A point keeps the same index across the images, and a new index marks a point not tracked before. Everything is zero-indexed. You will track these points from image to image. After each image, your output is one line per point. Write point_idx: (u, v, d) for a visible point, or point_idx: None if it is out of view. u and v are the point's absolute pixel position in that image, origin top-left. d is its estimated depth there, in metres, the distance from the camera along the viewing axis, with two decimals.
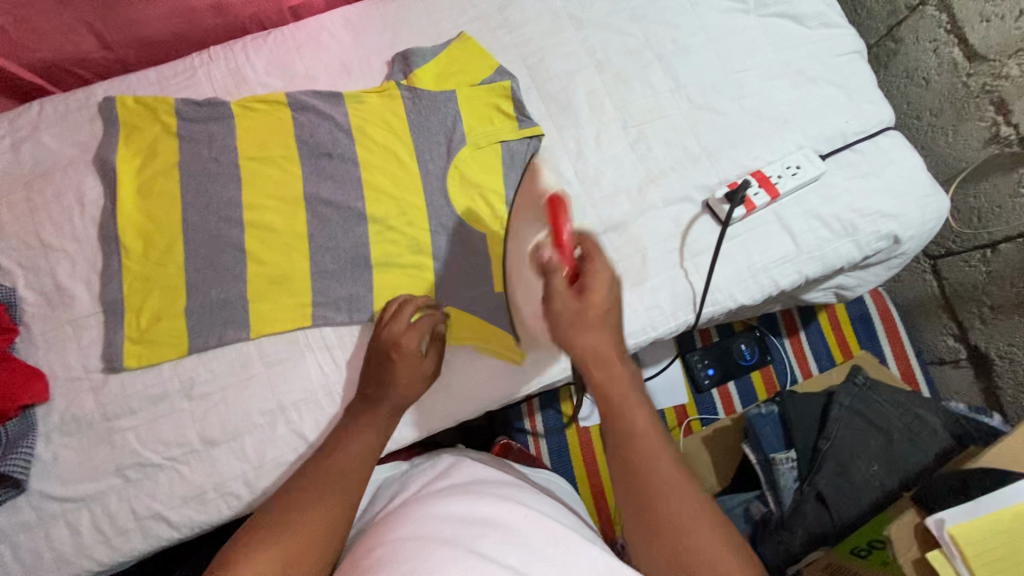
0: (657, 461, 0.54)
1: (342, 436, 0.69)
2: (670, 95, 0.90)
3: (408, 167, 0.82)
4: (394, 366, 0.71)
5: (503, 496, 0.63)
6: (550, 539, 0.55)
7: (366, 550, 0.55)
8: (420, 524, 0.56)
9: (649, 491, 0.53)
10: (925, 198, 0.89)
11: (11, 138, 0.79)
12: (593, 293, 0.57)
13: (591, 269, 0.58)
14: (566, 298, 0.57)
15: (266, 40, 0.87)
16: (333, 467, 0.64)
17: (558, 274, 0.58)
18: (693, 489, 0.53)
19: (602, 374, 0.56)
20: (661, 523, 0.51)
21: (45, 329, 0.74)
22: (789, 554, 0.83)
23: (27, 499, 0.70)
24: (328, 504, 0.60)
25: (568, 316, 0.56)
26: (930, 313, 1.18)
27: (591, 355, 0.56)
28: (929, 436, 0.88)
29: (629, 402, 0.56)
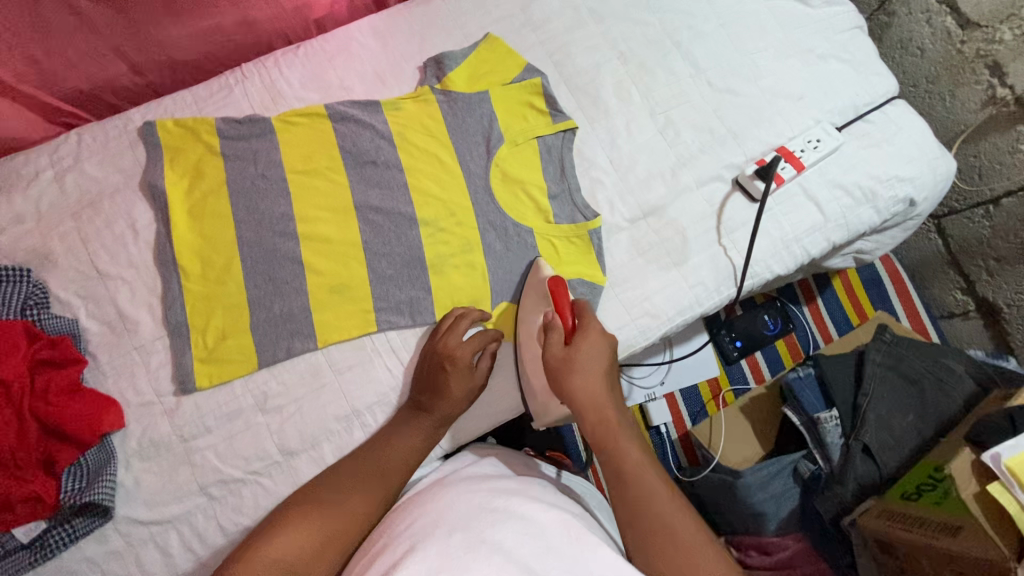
0: (650, 494, 0.62)
1: (393, 435, 0.75)
2: (691, 80, 0.94)
3: (451, 169, 0.84)
4: (448, 378, 0.75)
5: (541, 494, 0.65)
6: (572, 538, 0.55)
7: (406, 525, 0.60)
8: (453, 505, 0.60)
9: (648, 523, 0.60)
10: (935, 161, 0.94)
11: (54, 170, 0.80)
12: (577, 348, 0.70)
13: (582, 330, 0.71)
14: (558, 351, 0.70)
15: (297, 54, 0.89)
16: (380, 464, 0.73)
17: (555, 334, 0.71)
18: (685, 519, 0.60)
19: (593, 420, 0.67)
20: (660, 544, 0.58)
21: (112, 357, 0.75)
22: (843, 505, 0.90)
23: (114, 526, 0.71)
24: (364, 498, 0.69)
25: (559, 364, 0.70)
26: (938, 270, 1.24)
27: (582, 397, 0.68)
28: (956, 383, 0.94)
29: (620, 441, 0.66)
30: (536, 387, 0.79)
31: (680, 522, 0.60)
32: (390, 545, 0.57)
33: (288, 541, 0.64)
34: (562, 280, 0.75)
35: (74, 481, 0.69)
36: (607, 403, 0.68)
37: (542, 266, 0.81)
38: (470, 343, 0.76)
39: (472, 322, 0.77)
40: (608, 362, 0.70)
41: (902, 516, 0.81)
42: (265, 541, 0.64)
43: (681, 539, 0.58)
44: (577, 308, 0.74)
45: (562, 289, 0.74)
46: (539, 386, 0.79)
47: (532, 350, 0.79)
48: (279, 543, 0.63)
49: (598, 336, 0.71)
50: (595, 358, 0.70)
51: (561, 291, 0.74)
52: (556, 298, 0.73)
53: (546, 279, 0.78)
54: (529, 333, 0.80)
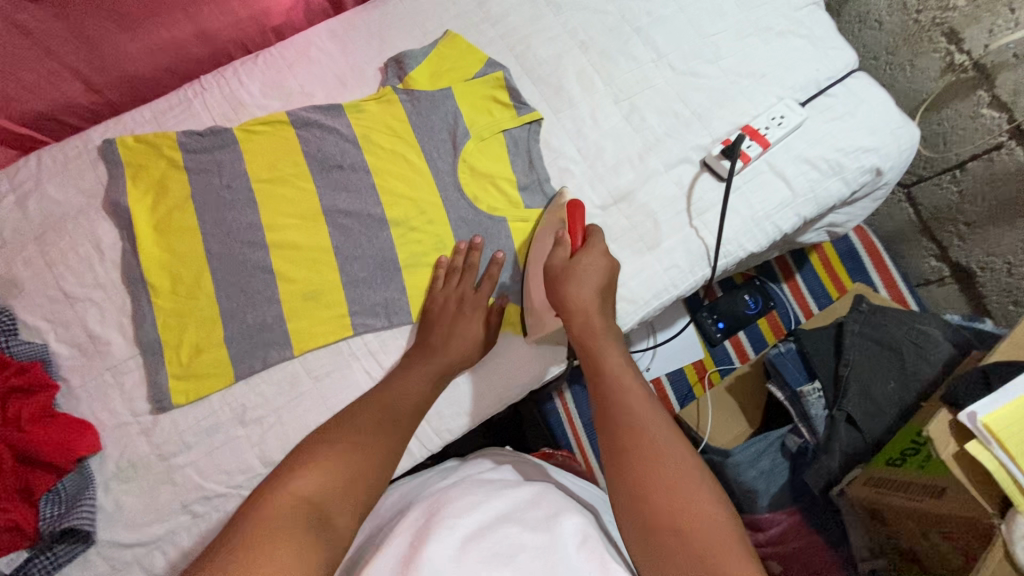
0: (633, 406, 0.60)
1: (400, 381, 0.73)
2: (653, 65, 0.94)
3: (419, 168, 0.84)
4: (465, 322, 0.77)
5: (563, 501, 0.62)
6: (588, 560, 0.52)
7: (419, 518, 0.59)
8: (470, 509, 0.58)
9: (624, 419, 0.59)
10: (898, 130, 0.95)
11: (14, 195, 0.79)
12: (578, 259, 0.71)
13: (587, 248, 0.72)
14: (559, 262, 0.72)
15: (255, 63, 0.88)
16: (395, 406, 0.69)
17: (561, 248, 0.74)
18: (661, 425, 0.58)
19: (580, 328, 0.69)
20: (630, 435, 0.57)
21: (85, 380, 0.74)
22: (830, 478, 0.90)
23: (97, 550, 0.70)
24: (384, 438, 0.64)
25: (559, 272, 0.71)
26: (911, 239, 1.25)
27: (572, 303, 0.69)
28: (934, 348, 0.95)
29: (606, 352, 0.66)
30: (536, 299, 0.79)
31: (653, 426, 0.58)
32: (400, 538, 0.57)
33: (306, 481, 0.56)
34: (579, 205, 0.76)
35: (52, 507, 0.67)
36: (597, 313, 0.69)
37: (563, 194, 0.83)
38: (482, 288, 0.80)
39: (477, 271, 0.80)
40: (605, 278, 0.71)
41: (888, 482, 0.82)
42: (286, 482, 0.56)
43: (654, 454, 0.55)
44: (589, 231, 0.75)
45: (579, 213, 0.75)
46: (540, 301, 0.79)
47: (537, 264, 0.79)
48: (304, 480, 0.56)
49: (600, 257, 0.71)
50: (594, 272, 0.70)
51: (576, 213, 0.75)
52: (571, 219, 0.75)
53: (564, 206, 0.79)
54: (537, 258, 0.80)
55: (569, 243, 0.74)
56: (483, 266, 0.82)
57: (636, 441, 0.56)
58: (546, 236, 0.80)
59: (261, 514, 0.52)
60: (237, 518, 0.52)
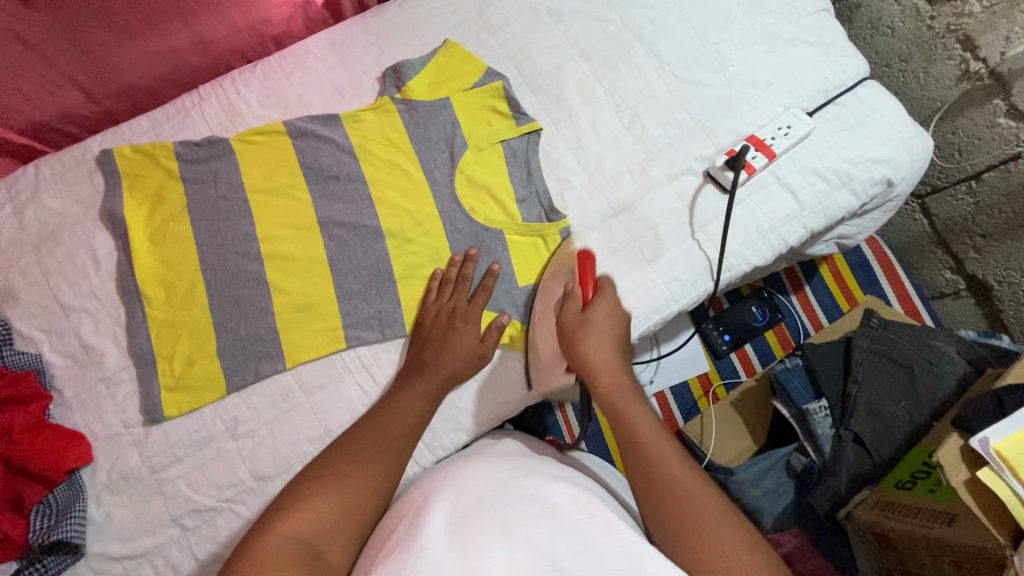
0: (661, 452, 0.63)
1: (395, 400, 0.73)
2: (656, 74, 0.92)
3: (415, 179, 0.83)
4: (457, 335, 0.75)
5: (562, 473, 0.64)
6: (591, 521, 0.54)
7: (422, 497, 0.61)
8: (470, 486, 0.59)
9: (657, 477, 0.61)
10: (910, 140, 0.92)
11: (12, 205, 0.79)
12: (593, 310, 0.72)
13: (600, 297, 0.74)
14: (573, 314, 0.73)
15: (253, 72, 0.88)
16: (389, 428, 0.69)
17: (573, 300, 0.74)
18: (690, 474, 0.61)
19: (604, 378, 0.69)
20: (665, 494, 0.59)
21: (78, 391, 0.73)
22: (837, 496, 0.88)
23: (87, 563, 0.69)
24: (376, 468, 0.64)
25: (574, 329, 0.72)
26: (925, 250, 1.22)
27: (592, 358, 0.69)
28: (948, 366, 0.92)
29: (631, 403, 0.67)
30: (544, 351, 0.79)
31: (684, 477, 0.60)
32: (404, 519, 0.58)
33: (299, 518, 0.58)
34: (590, 256, 0.75)
35: (42, 519, 0.67)
36: (618, 366, 0.70)
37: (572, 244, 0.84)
38: (476, 300, 0.78)
39: (470, 283, 0.79)
40: (620, 330, 0.73)
41: (897, 506, 0.79)
42: (278, 520, 0.58)
43: (698, 512, 0.57)
44: (600, 282, 0.75)
45: (590, 263, 0.74)
46: (547, 353, 0.79)
47: (546, 316, 0.79)
48: (295, 519, 0.58)
49: (613, 304, 0.73)
50: (609, 325, 0.72)
51: (587, 263, 0.74)
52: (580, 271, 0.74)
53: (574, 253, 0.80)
54: (543, 307, 0.79)
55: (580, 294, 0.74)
56: (478, 278, 0.81)
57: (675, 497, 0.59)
58: (554, 285, 0.80)
59: (253, 552, 0.55)
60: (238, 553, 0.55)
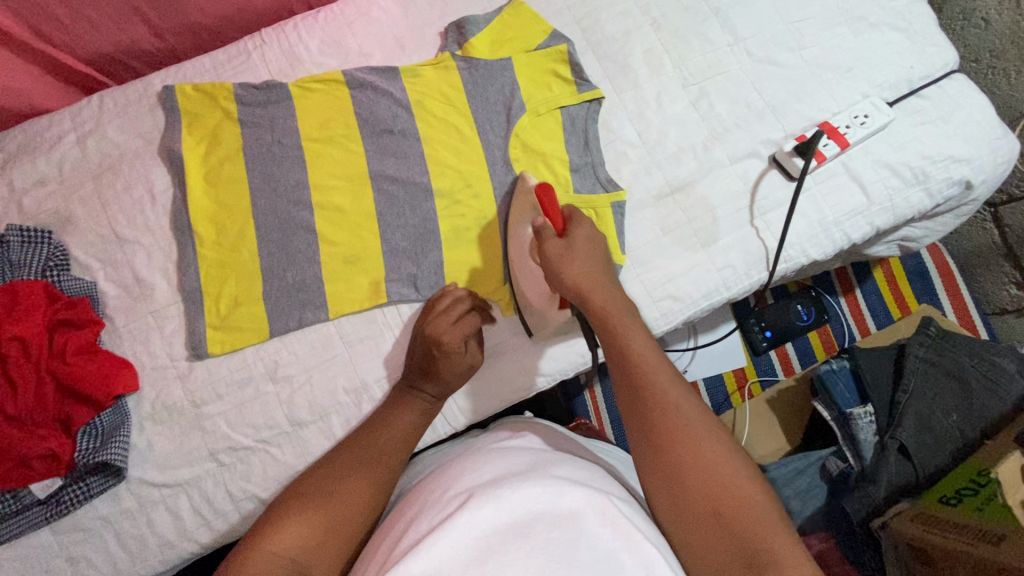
0: (654, 367, 0.58)
1: (392, 415, 0.72)
2: (729, 49, 0.88)
3: (469, 140, 0.81)
4: (437, 362, 0.72)
5: (578, 474, 0.57)
6: (609, 527, 0.49)
7: (436, 492, 0.56)
8: (482, 479, 0.55)
9: (647, 385, 0.57)
10: (996, 141, 0.86)
11: (76, 134, 0.80)
12: (573, 233, 0.67)
13: (576, 224, 0.68)
14: (553, 240, 0.67)
15: (316, 18, 0.86)
16: (379, 442, 0.68)
17: (545, 232, 0.68)
18: (679, 390, 0.57)
19: (602, 299, 0.64)
20: (648, 403, 0.56)
21: (128, 320, 0.75)
22: (874, 506, 0.86)
23: (127, 486, 0.72)
24: (365, 483, 0.63)
25: (555, 256, 0.66)
26: (991, 262, 1.15)
27: (575, 282, 0.65)
28: (1006, 383, 0.86)
29: (627, 328, 0.62)
30: (533, 297, 0.75)
31: (676, 399, 0.56)
32: (416, 516, 0.53)
33: (289, 532, 0.56)
34: (550, 187, 0.68)
35: (89, 440, 0.69)
36: (608, 283, 0.66)
37: (526, 179, 0.77)
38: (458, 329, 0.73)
39: (451, 301, 0.75)
40: (601, 252, 0.68)
41: (938, 521, 0.77)
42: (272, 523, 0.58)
43: (692, 434, 0.53)
44: (568, 214, 0.69)
45: (549, 195, 0.67)
46: (535, 296, 0.75)
47: (524, 257, 0.75)
48: (283, 534, 0.56)
49: (590, 227, 0.68)
50: (592, 244, 0.67)
51: (547, 194, 0.67)
52: (544, 203, 0.68)
53: (532, 191, 0.74)
54: (519, 246, 0.75)
55: (552, 227, 0.68)
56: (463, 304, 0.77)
57: (662, 408, 0.55)
58: (524, 223, 0.75)
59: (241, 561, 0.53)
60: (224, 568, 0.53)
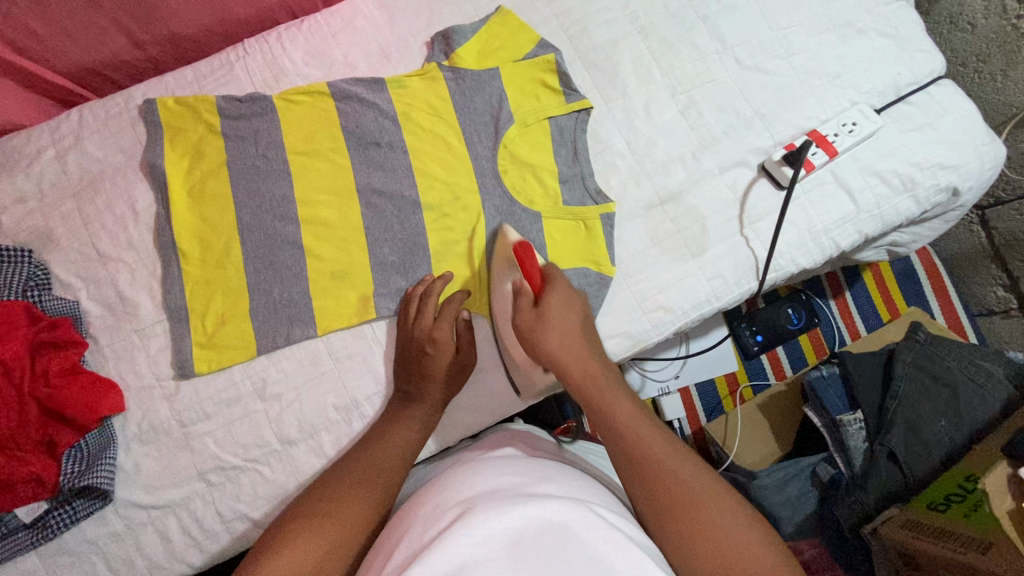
0: (644, 435, 0.58)
1: (387, 432, 0.71)
2: (717, 57, 0.87)
3: (457, 152, 0.80)
4: (430, 363, 0.72)
5: (569, 486, 0.56)
6: (600, 533, 0.47)
7: (426, 511, 0.54)
8: (470, 495, 0.53)
9: (641, 457, 0.56)
10: (983, 147, 0.86)
11: (55, 149, 0.79)
12: (548, 304, 0.67)
13: (551, 288, 0.69)
14: (525, 311, 0.68)
15: (301, 28, 0.85)
16: (377, 461, 0.67)
17: (525, 296, 0.69)
18: (676, 456, 0.57)
19: (579, 371, 0.64)
20: (647, 473, 0.55)
21: (112, 340, 0.74)
22: (864, 513, 0.85)
23: (114, 508, 0.71)
24: (363, 506, 0.61)
25: (533, 328, 0.67)
26: (979, 264, 1.15)
27: (559, 354, 0.65)
28: (991, 388, 0.87)
29: (613, 399, 0.61)
30: (519, 358, 0.75)
31: (672, 466, 0.56)
32: (407, 533, 0.52)
33: (285, 558, 0.53)
34: (529, 247, 0.70)
35: (74, 463, 0.68)
36: (587, 356, 0.65)
37: (508, 235, 0.75)
38: (443, 320, 0.73)
39: (436, 299, 0.74)
40: (580, 317, 0.69)
41: (926, 527, 0.78)
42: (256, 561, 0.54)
43: (697, 502, 0.53)
44: (546, 273, 0.71)
45: (528, 253, 0.69)
46: (520, 354, 0.75)
47: (505, 318, 0.75)
48: (275, 563, 0.53)
49: (567, 291, 0.69)
50: (569, 311, 0.68)
51: (528, 256, 0.69)
52: (522, 261, 0.69)
53: (511, 244, 0.73)
54: (502, 307, 0.75)
55: (530, 288, 0.69)
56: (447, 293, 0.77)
57: (659, 477, 0.55)
58: (504, 285, 0.75)
59: None
60: None
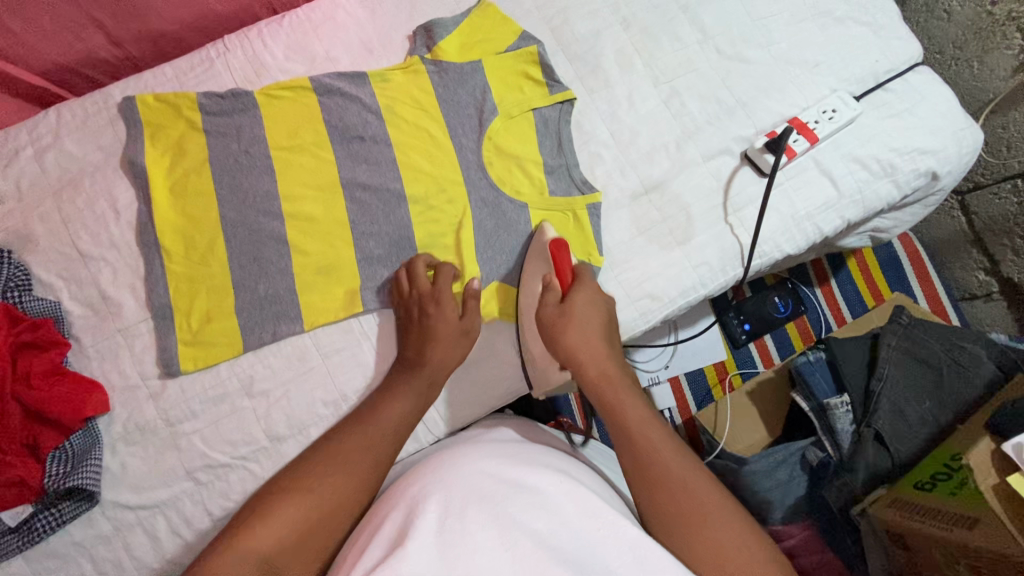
0: (660, 446, 0.60)
1: (379, 404, 0.70)
2: (698, 47, 0.88)
3: (441, 144, 0.80)
4: (433, 325, 0.72)
5: (560, 468, 0.58)
6: (591, 517, 0.49)
7: (412, 485, 0.55)
8: (461, 471, 0.54)
9: (653, 468, 0.58)
10: (960, 131, 0.87)
11: (33, 148, 0.78)
12: (572, 302, 0.71)
13: (579, 287, 0.72)
14: (551, 307, 0.72)
15: (281, 23, 0.85)
16: (366, 437, 0.66)
17: (551, 292, 0.73)
18: (688, 469, 0.58)
19: (597, 373, 0.68)
20: (658, 479, 0.57)
21: (95, 339, 0.73)
22: (853, 494, 0.88)
23: (101, 510, 0.70)
24: (349, 485, 0.61)
25: (558, 323, 0.70)
26: (960, 249, 1.17)
27: (584, 356, 0.68)
28: (975, 368, 0.88)
29: (628, 407, 0.65)
30: (538, 353, 0.76)
31: (684, 478, 0.57)
32: (392, 515, 0.51)
33: (266, 531, 0.56)
34: (564, 245, 0.74)
35: (59, 465, 0.67)
36: (610, 363, 0.68)
37: (547, 230, 0.77)
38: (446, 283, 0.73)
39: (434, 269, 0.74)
40: (603, 317, 0.71)
41: (914, 507, 0.79)
42: (240, 535, 0.56)
43: (705, 514, 0.54)
44: (577, 271, 0.74)
45: (563, 252, 0.73)
46: (539, 351, 0.76)
47: (529, 314, 0.76)
48: (260, 533, 0.56)
49: (592, 292, 0.72)
50: (593, 309, 0.71)
51: (561, 252, 0.73)
52: (556, 260, 0.73)
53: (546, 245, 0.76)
54: (529, 304, 0.76)
55: (559, 286, 0.73)
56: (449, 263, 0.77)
57: (670, 484, 0.57)
58: (533, 280, 0.76)
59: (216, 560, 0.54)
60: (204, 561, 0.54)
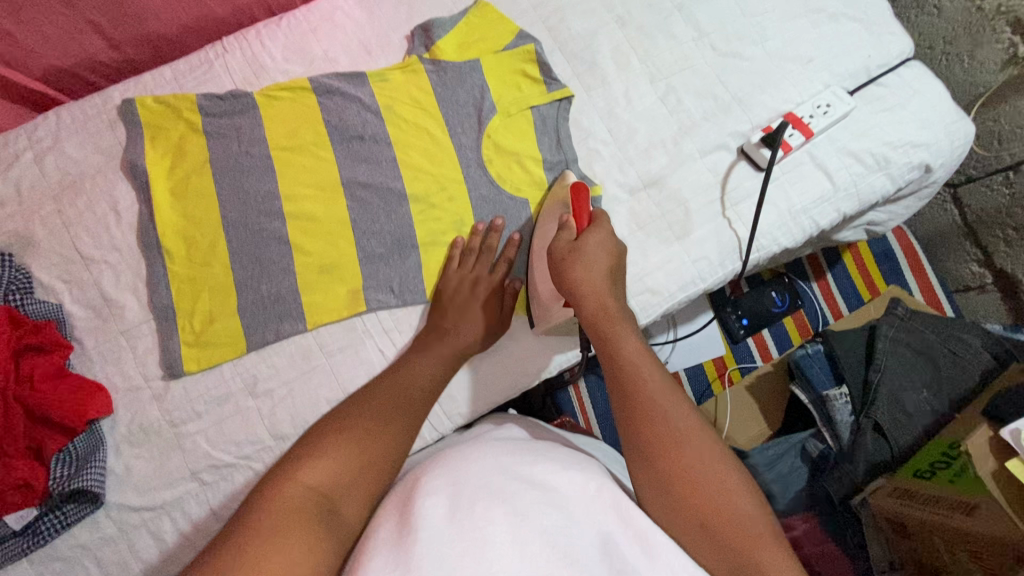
0: (651, 381, 0.58)
1: (411, 364, 0.71)
2: (694, 44, 0.89)
3: (441, 143, 0.81)
4: (472, 302, 0.75)
5: (570, 459, 0.58)
6: (604, 512, 0.50)
7: (418, 479, 0.55)
8: (469, 463, 0.54)
9: (638, 401, 0.57)
10: (952, 125, 0.89)
11: (33, 151, 0.78)
12: (585, 241, 0.67)
13: (595, 227, 0.69)
14: (560, 244, 0.68)
15: (279, 25, 0.85)
16: (404, 389, 0.67)
17: (566, 231, 0.69)
18: (676, 402, 0.57)
19: (594, 307, 0.64)
20: (642, 411, 0.56)
21: (98, 341, 0.73)
22: (853, 484, 0.88)
23: (106, 512, 0.70)
24: (396, 431, 0.61)
25: (563, 256, 0.67)
26: (954, 241, 1.18)
27: (584, 287, 0.65)
28: (970, 358, 0.90)
29: (621, 335, 0.62)
30: (543, 286, 0.76)
31: (669, 412, 0.56)
32: (398, 505, 0.51)
33: (323, 468, 0.54)
34: (584, 188, 0.72)
35: (64, 467, 0.67)
36: (609, 294, 0.65)
37: (566, 178, 0.80)
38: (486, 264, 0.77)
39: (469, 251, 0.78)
40: (612, 259, 0.67)
41: (914, 494, 0.80)
42: (293, 472, 0.53)
43: (682, 445, 0.54)
44: (595, 214, 0.71)
45: (583, 194, 0.71)
46: (545, 288, 0.76)
47: (542, 252, 0.77)
48: (313, 469, 0.54)
49: (605, 233, 0.68)
50: (602, 245, 0.67)
51: (580, 195, 0.72)
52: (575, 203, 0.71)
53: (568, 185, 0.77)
54: (542, 241, 0.77)
55: (575, 224, 0.70)
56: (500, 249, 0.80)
57: (654, 418, 0.55)
58: (551, 215, 0.77)
59: (269, 500, 0.51)
60: (257, 501, 0.51)
